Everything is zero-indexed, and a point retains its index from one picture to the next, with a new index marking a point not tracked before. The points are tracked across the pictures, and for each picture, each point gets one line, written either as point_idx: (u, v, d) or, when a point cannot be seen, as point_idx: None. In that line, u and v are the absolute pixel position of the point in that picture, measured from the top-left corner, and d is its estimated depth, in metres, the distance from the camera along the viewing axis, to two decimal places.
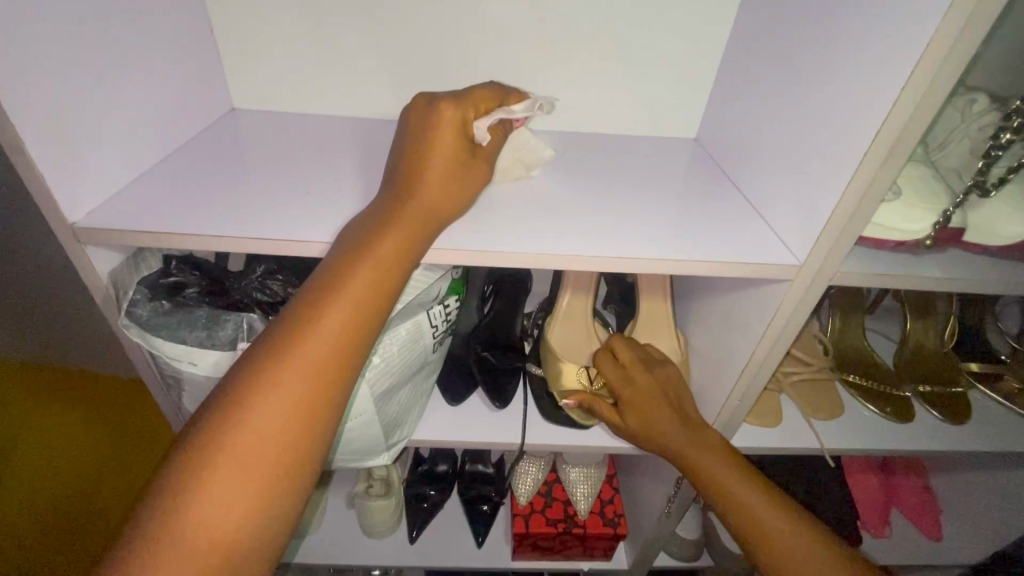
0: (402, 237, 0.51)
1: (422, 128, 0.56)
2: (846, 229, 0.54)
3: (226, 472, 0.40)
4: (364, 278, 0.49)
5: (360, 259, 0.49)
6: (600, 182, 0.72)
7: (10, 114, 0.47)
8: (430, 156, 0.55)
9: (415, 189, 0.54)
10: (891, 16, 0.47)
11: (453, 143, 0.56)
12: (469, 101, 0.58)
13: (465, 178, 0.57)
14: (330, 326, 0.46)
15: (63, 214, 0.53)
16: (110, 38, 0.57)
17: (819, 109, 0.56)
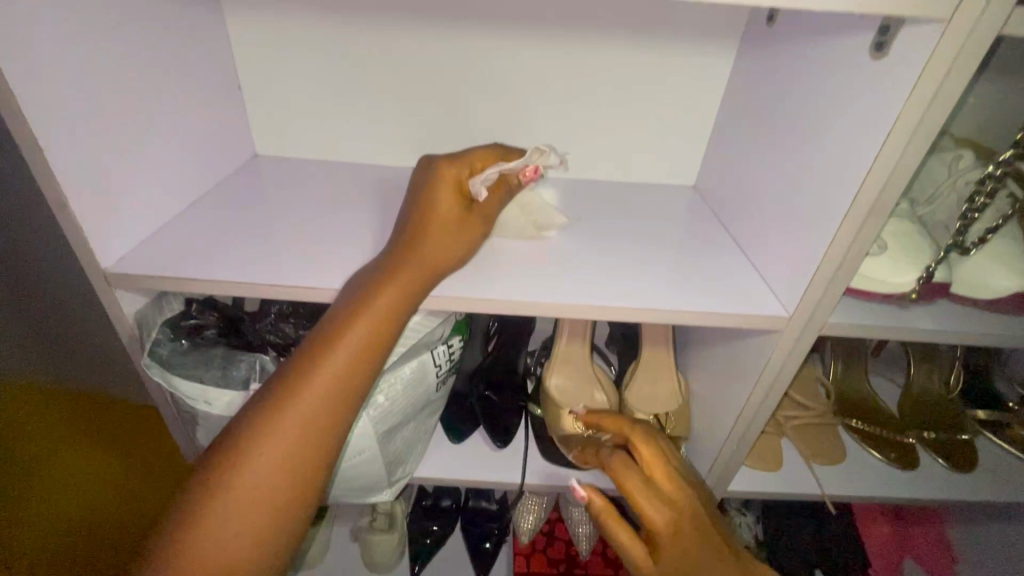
0: (401, 289, 0.54)
1: (425, 185, 0.61)
2: (831, 283, 0.56)
3: (233, 502, 0.45)
4: (368, 324, 0.52)
5: (360, 310, 0.53)
6: (599, 230, 0.75)
7: (59, 175, 0.52)
8: (431, 210, 0.59)
9: (419, 239, 0.58)
10: (866, 88, 0.50)
11: (451, 202, 0.59)
12: (465, 162, 0.62)
13: (460, 235, 0.60)
14: (334, 368, 0.50)
15: (98, 260, 0.57)
16: (150, 100, 0.63)
17: (805, 168, 0.59)
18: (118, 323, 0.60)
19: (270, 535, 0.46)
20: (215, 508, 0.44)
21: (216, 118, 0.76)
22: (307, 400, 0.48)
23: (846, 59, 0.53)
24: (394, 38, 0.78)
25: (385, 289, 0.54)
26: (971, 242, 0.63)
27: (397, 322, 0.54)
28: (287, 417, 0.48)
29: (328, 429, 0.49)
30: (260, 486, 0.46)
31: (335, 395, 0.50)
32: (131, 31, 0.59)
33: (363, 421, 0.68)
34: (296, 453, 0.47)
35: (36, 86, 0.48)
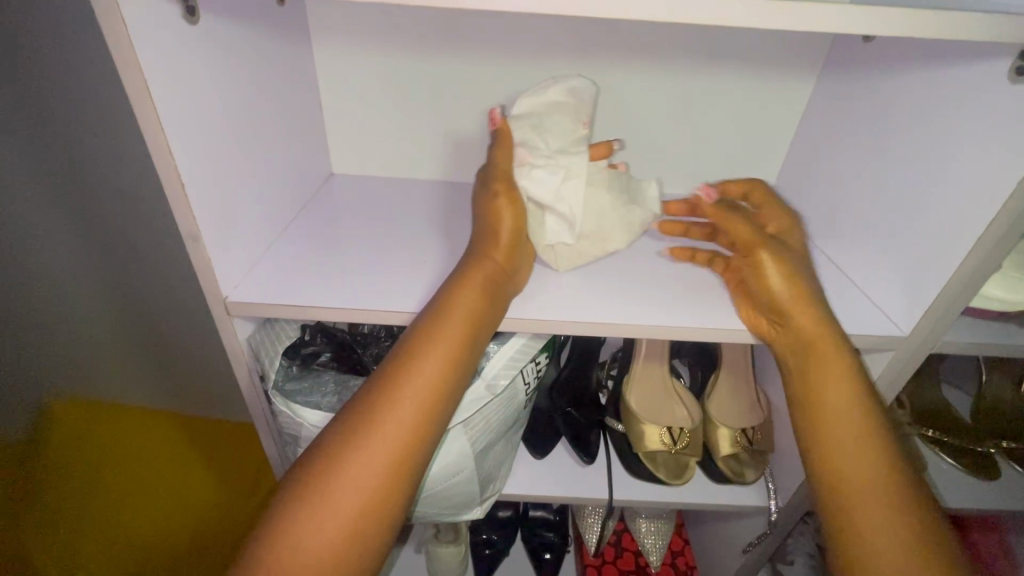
0: (480, 292, 0.56)
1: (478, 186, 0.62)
2: (952, 304, 0.56)
3: (323, 509, 0.46)
4: (446, 335, 0.53)
5: (448, 313, 0.54)
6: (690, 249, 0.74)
7: (190, 208, 0.52)
8: (501, 215, 0.58)
9: (486, 253, 0.58)
10: (1004, 111, 0.49)
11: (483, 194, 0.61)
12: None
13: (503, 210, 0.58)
14: (417, 379, 0.51)
15: (219, 290, 0.58)
16: (252, 130, 0.63)
17: (921, 187, 0.58)
18: (234, 349, 0.61)
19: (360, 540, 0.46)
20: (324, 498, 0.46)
21: (301, 142, 0.76)
22: (404, 398, 0.50)
23: (977, 81, 0.52)
24: (474, 57, 0.76)
25: (468, 292, 0.55)
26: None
27: (483, 326, 0.56)
28: (385, 413, 0.50)
29: (423, 429, 0.50)
30: (360, 480, 0.47)
31: (428, 394, 0.51)
32: (238, 63, 0.59)
33: (461, 441, 0.68)
34: (396, 446, 0.49)
35: (170, 127, 0.49)
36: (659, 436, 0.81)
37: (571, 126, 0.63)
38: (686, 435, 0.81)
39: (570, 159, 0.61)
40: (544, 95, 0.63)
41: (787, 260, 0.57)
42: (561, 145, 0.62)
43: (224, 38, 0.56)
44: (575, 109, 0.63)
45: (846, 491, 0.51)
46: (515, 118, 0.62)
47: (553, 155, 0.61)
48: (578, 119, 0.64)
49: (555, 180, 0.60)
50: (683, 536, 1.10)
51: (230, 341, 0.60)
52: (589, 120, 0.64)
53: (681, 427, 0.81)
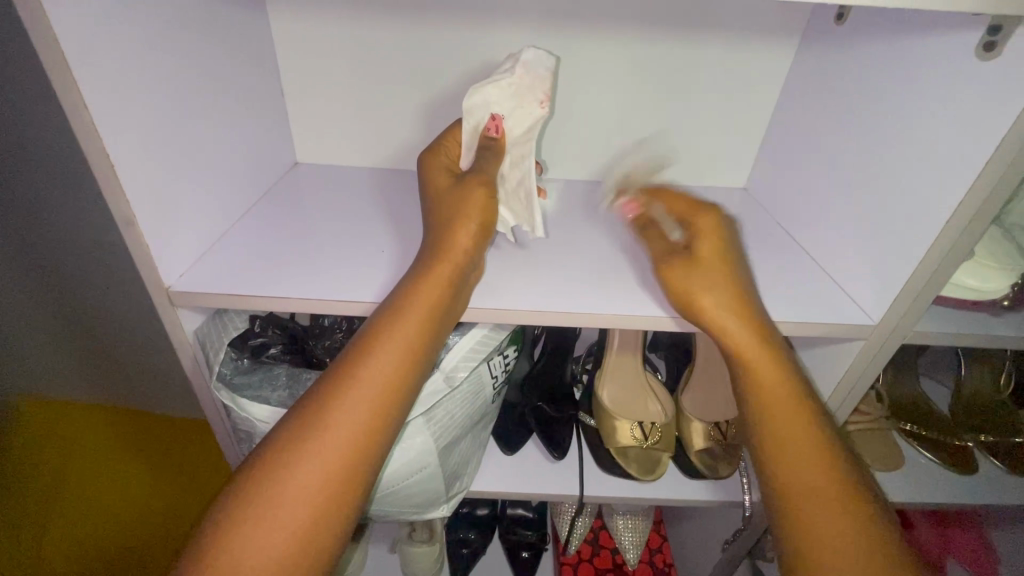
0: (437, 294, 0.52)
1: (432, 170, 0.60)
2: (923, 292, 0.54)
3: (270, 516, 0.42)
4: (407, 330, 0.50)
5: (401, 314, 0.50)
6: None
7: (126, 191, 0.49)
8: (464, 214, 0.55)
9: (447, 244, 0.54)
10: (974, 90, 0.48)
11: (442, 180, 0.59)
12: (444, 151, 0.61)
13: (460, 202, 0.56)
14: (374, 377, 0.48)
15: (162, 280, 0.55)
16: (205, 112, 0.60)
17: (892, 172, 0.57)
18: (180, 342, 0.58)
19: (312, 548, 0.43)
20: (271, 503, 0.43)
21: (262, 127, 0.73)
22: (348, 408, 0.46)
23: (951, 62, 0.50)
24: (442, 40, 0.74)
25: (428, 289, 0.52)
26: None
27: (436, 327, 0.52)
28: (328, 423, 0.46)
29: (371, 439, 0.46)
30: (300, 498, 0.43)
31: (377, 401, 0.47)
32: (185, 42, 0.56)
33: (422, 436, 0.66)
34: (340, 460, 0.45)
35: (100, 102, 0.45)
36: (631, 432, 0.79)
37: (526, 113, 0.59)
38: (658, 430, 0.79)
39: (524, 163, 0.60)
40: (496, 84, 0.58)
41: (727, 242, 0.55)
42: (519, 149, 0.60)
43: (169, 14, 0.53)
44: (526, 87, 0.58)
45: (802, 500, 0.47)
46: (473, 115, 0.59)
47: (510, 164, 0.61)
48: (535, 98, 0.58)
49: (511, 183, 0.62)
50: (662, 533, 1.09)
51: (176, 334, 0.58)
52: (548, 94, 0.58)
53: (653, 423, 0.79)
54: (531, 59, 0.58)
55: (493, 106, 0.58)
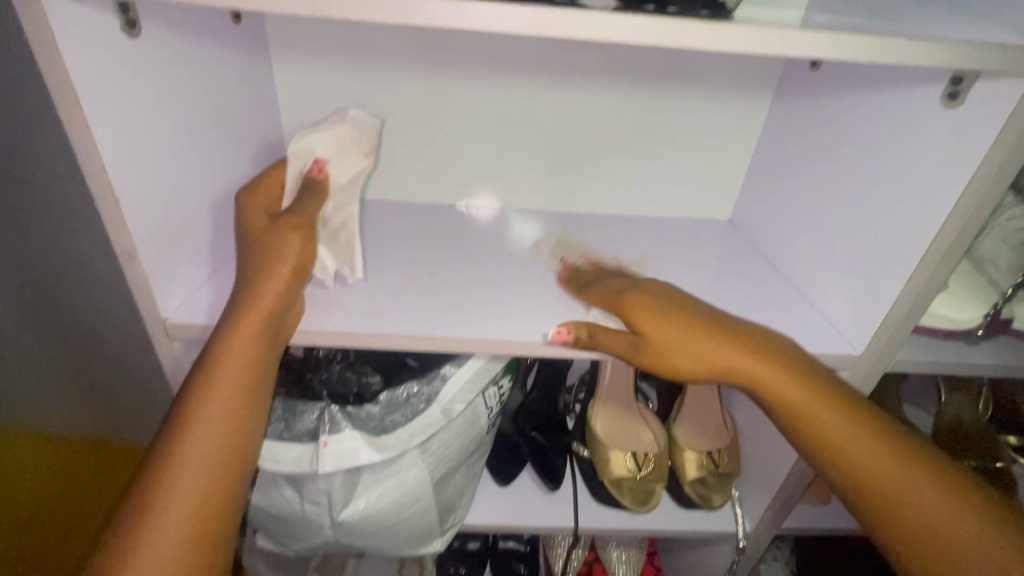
0: (262, 317, 0.49)
1: (251, 204, 0.54)
2: (903, 321, 0.56)
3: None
4: (234, 364, 0.48)
5: (223, 358, 0.48)
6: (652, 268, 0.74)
7: (131, 223, 0.50)
8: (286, 238, 0.51)
9: (267, 264, 0.50)
10: (940, 134, 0.51)
11: (266, 220, 0.53)
12: (263, 185, 0.56)
13: (273, 243, 0.51)
14: (211, 417, 0.47)
15: (159, 311, 0.55)
16: (207, 147, 0.61)
17: (869, 209, 0.59)
18: (178, 370, 0.59)
19: None
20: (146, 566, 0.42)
21: (261, 159, 0.74)
22: (186, 459, 0.46)
23: (918, 108, 0.54)
24: (439, 78, 0.76)
25: (249, 317, 0.49)
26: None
27: (269, 355, 0.50)
28: (172, 488, 0.45)
29: (230, 459, 0.47)
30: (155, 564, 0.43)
31: (218, 451, 0.47)
32: (189, 79, 0.57)
33: (417, 468, 0.65)
34: (188, 522, 0.44)
35: (105, 138, 0.46)
36: (625, 462, 0.79)
37: (353, 164, 0.58)
38: (651, 460, 0.79)
39: (345, 210, 0.58)
40: (322, 130, 0.57)
41: (661, 305, 0.55)
42: (343, 195, 0.58)
43: (177, 55, 0.55)
44: (352, 141, 0.58)
45: (876, 494, 0.50)
46: (298, 158, 0.56)
47: (335, 207, 0.57)
48: (359, 150, 0.59)
49: (333, 230, 0.58)
50: (656, 564, 1.07)
51: (171, 361, 0.58)
52: (373, 148, 0.60)
53: (647, 452, 0.80)
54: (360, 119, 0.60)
55: (316, 148, 0.56)
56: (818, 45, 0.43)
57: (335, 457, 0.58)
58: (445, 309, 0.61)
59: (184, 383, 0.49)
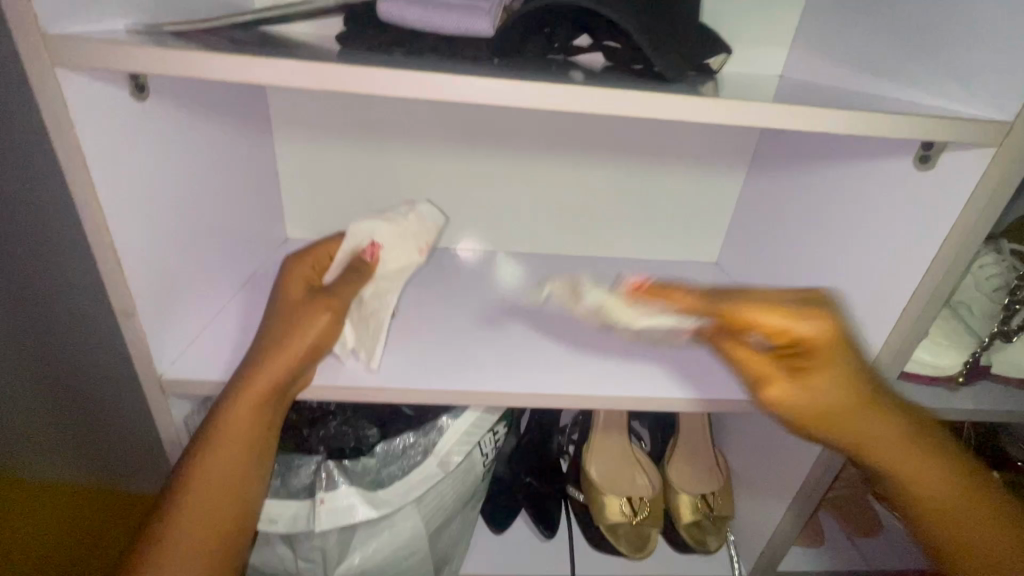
0: (271, 391, 0.50)
1: (287, 273, 0.56)
2: (889, 370, 0.59)
3: None
4: (237, 435, 0.49)
5: (225, 429, 0.49)
6: (645, 312, 0.76)
7: (131, 284, 0.50)
8: (307, 318, 0.52)
9: (280, 338, 0.51)
10: (917, 194, 0.54)
11: (301, 290, 0.55)
12: (311, 259, 0.57)
13: (298, 322, 0.52)
14: (210, 485, 0.49)
15: (155, 368, 0.55)
16: (206, 200, 0.61)
17: (852, 260, 0.62)
18: (168, 426, 0.58)
19: None
20: None
21: (258, 207, 0.74)
22: (183, 525, 0.48)
23: (895, 168, 0.57)
24: (433, 128, 0.77)
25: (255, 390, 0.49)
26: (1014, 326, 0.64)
27: (269, 424, 0.51)
28: (167, 556, 0.47)
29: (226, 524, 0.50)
30: None
31: (217, 499, 0.49)
32: (191, 137, 0.57)
33: (415, 522, 0.64)
34: None
35: (108, 202, 0.46)
36: (620, 508, 0.79)
37: (406, 258, 0.57)
38: (646, 506, 0.79)
39: (383, 302, 0.56)
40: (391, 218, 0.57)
41: (846, 330, 0.43)
42: (385, 284, 0.57)
43: (181, 114, 0.55)
44: (412, 236, 0.58)
45: (956, 538, 0.49)
46: (355, 238, 0.56)
47: (373, 292, 0.57)
48: (416, 246, 0.58)
49: (362, 321, 0.57)
50: None
51: (162, 417, 0.57)
52: (428, 245, 0.59)
53: (642, 497, 0.80)
54: (421, 215, 0.59)
55: (375, 233, 0.56)
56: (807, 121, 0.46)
57: (330, 515, 0.58)
58: (442, 361, 0.62)
59: (189, 444, 0.50)
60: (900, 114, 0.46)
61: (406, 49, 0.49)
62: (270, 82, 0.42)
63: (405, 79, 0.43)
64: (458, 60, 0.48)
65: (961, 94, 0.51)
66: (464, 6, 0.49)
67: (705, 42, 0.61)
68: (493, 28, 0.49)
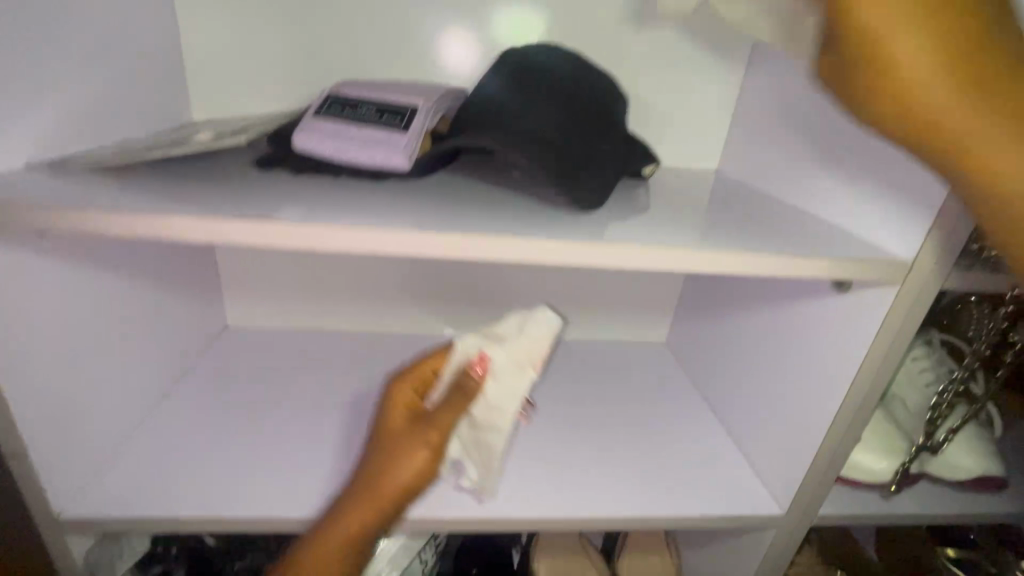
0: (370, 520, 0.49)
1: (385, 395, 0.52)
2: (822, 480, 0.60)
3: None
4: (331, 557, 0.48)
5: (319, 547, 0.48)
6: (594, 410, 0.76)
7: (23, 429, 0.48)
8: (404, 454, 0.49)
9: (383, 469, 0.50)
10: (833, 318, 0.57)
11: (403, 414, 0.51)
12: (413, 376, 0.52)
13: (396, 456, 0.49)
14: None
15: (50, 508, 0.53)
16: (125, 319, 0.61)
17: (783, 375, 0.64)
18: (68, 569, 0.56)
19: None
20: None
21: (186, 310, 0.74)
22: None
23: (815, 291, 0.59)
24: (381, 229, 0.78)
25: (355, 515, 0.49)
26: (939, 439, 0.64)
27: (363, 550, 0.49)
28: None
29: None
30: None
31: None
32: (111, 255, 0.57)
33: None
34: None
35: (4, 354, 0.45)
36: None
37: (518, 373, 0.48)
38: None
39: (491, 428, 0.50)
40: (513, 325, 0.49)
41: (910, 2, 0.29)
42: (497, 406, 0.49)
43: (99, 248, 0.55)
44: (526, 351, 0.48)
45: None
46: (461, 351, 0.49)
47: (484, 415, 0.50)
48: (530, 360, 0.48)
49: (464, 436, 0.53)
50: None
51: (62, 558, 0.55)
52: (545, 358, 0.49)
53: None
54: (539, 320, 0.49)
55: (484, 343, 0.49)
56: (710, 263, 0.47)
57: None
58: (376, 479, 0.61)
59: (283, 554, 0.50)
60: (802, 255, 0.48)
61: (318, 187, 0.49)
62: (164, 232, 0.43)
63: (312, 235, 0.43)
64: (369, 198, 0.49)
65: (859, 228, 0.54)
66: (380, 140, 0.49)
67: (633, 154, 0.63)
68: (410, 163, 0.49)
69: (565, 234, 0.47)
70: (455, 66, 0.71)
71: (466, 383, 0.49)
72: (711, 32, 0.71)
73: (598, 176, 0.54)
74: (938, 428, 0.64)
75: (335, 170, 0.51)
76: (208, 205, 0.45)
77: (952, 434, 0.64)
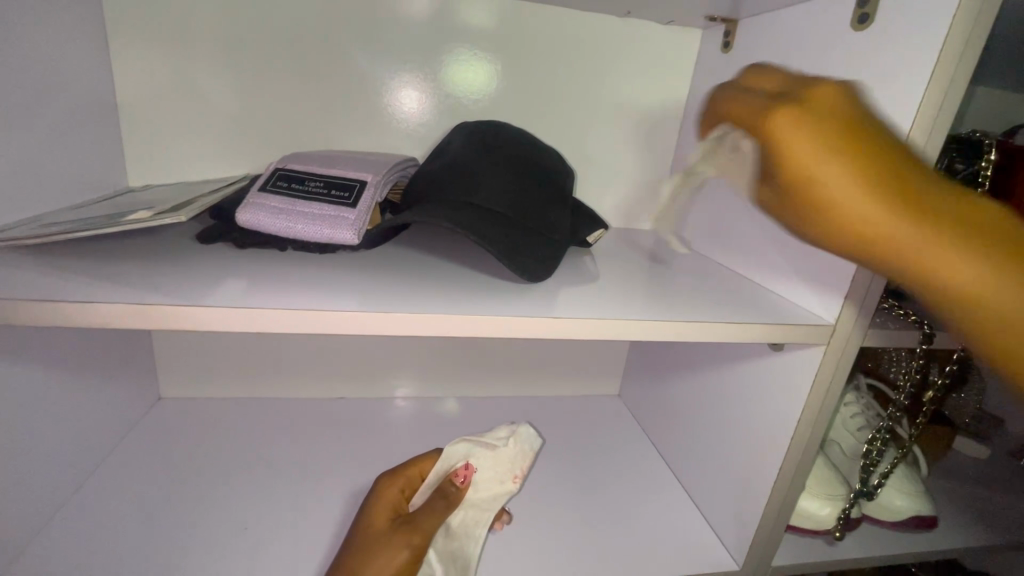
0: None
1: (370, 496, 0.59)
2: (772, 532, 0.61)
3: None
4: None
5: None
6: (551, 474, 0.78)
7: None
8: (385, 551, 0.53)
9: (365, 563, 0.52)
10: (763, 377, 0.62)
11: (387, 515, 0.56)
12: (403, 478, 0.60)
13: (374, 553, 0.53)
14: None
15: None
16: (58, 393, 0.59)
17: (724, 429, 0.69)
18: None
19: None
20: None
21: (119, 383, 0.72)
22: None
23: (744, 352, 0.65)
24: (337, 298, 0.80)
25: None
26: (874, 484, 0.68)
27: None
28: None
29: None
30: None
31: None
32: (39, 335, 0.55)
33: None
34: None
35: None
36: None
37: (498, 485, 0.59)
38: None
39: (473, 530, 0.58)
40: (495, 436, 0.62)
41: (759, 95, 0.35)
42: (474, 511, 0.59)
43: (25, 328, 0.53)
44: (508, 464, 0.60)
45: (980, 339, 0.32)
46: (450, 458, 0.60)
47: (461, 520, 0.58)
48: (510, 473, 0.60)
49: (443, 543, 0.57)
50: None
51: None
52: (523, 472, 0.61)
53: None
54: (523, 438, 0.62)
55: (471, 455, 0.60)
56: (656, 333, 0.49)
57: None
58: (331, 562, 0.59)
59: None
60: (735, 322, 0.51)
61: (271, 264, 0.50)
62: (88, 316, 0.40)
63: (256, 315, 0.42)
64: (321, 274, 0.50)
65: (772, 295, 0.60)
66: (327, 216, 0.50)
67: (577, 222, 0.66)
68: (359, 237, 0.50)
69: (517, 307, 0.48)
70: (413, 114, 0.77)
71: (451, 489, 0.59)
72: (636, 102, 0.82)
73: (543, 248, 0.56)
74: (874, 472, 0.67)
75: (284, 244, 0.52)
76: (144, 287, 0.44)
77: (885, 479, 0.67)
